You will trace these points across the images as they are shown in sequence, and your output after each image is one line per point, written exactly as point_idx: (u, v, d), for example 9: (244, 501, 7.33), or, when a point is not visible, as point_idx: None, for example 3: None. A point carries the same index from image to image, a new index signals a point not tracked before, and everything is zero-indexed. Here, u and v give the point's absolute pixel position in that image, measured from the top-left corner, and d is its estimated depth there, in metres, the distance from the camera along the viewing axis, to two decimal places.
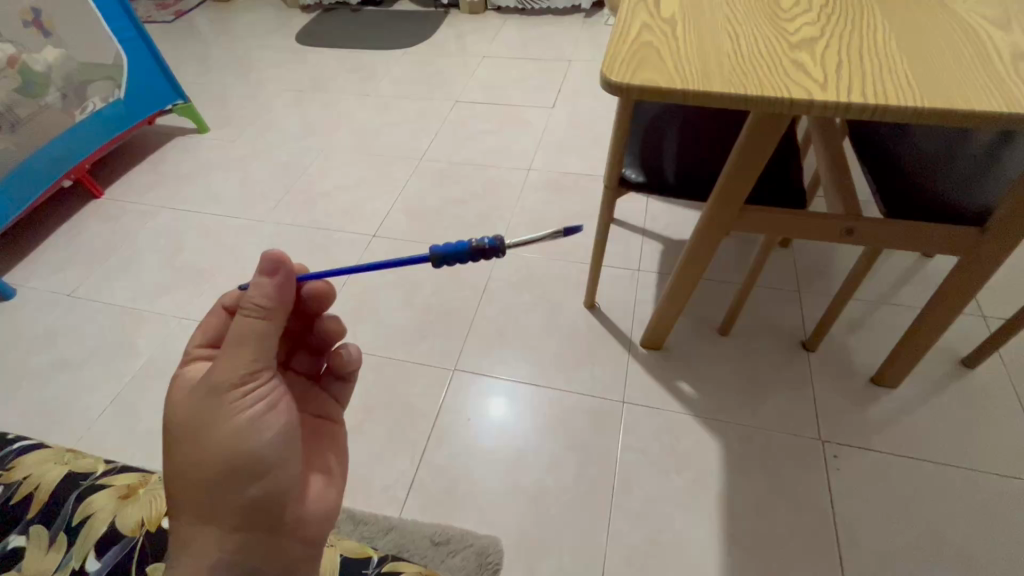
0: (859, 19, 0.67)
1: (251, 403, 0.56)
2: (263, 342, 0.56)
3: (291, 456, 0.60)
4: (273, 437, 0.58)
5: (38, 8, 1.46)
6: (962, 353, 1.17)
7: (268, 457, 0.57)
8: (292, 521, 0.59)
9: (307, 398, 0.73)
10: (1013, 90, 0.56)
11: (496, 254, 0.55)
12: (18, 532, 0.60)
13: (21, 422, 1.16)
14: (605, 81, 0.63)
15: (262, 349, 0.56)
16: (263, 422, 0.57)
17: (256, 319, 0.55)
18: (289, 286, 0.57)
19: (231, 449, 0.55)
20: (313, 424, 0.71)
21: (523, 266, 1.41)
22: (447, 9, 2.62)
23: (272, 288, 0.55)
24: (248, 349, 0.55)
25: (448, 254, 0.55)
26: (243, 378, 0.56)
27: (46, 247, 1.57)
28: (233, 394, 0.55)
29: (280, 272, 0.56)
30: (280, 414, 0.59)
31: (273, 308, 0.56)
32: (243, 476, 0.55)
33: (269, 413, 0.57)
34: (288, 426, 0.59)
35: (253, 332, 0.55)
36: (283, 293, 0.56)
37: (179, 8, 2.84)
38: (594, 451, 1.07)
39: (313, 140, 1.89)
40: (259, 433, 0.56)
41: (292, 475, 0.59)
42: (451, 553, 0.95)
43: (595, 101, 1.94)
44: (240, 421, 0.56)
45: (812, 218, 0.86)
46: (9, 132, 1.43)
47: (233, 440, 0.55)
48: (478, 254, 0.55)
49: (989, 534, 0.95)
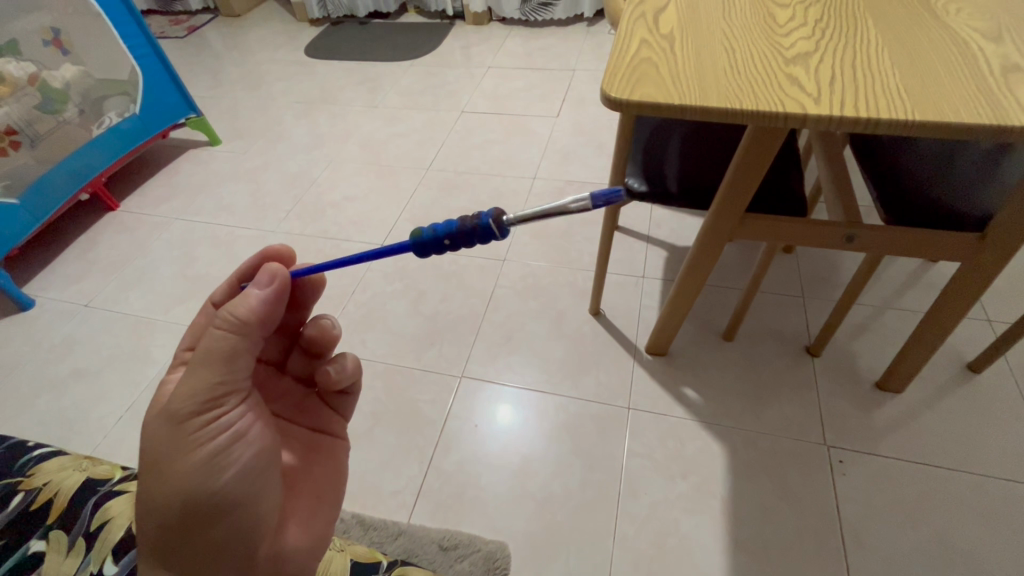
0: (853, 33, 0.68)
1: (215, 433, 0.56)
2: (226, 367, 0.56)
3: (263, 486, 0.60)
4: (240, 468, 0.57)
5: (58, 27, 1.51)
6: (968, 358, 1.17)
7: (234, 490, 0.57)
8: (266, 556, 0.59)
9: (304, 410, 0.74)
10: (1004, 102, 0.57)
11: (491, 234, 0.51)
12: (38, 537, 0.62)
13: (41, 430, 1.19)
14: (605, 96, 0.65)
15: (227, 372, 0.56)
16: (228, 455, 0.57)
17: (222, 339, 0.54)
18: (269, 300, 0.57)
19: (193, 483, 0.55)
20: (308, 438, 0.72)
21: (529, 274, 1.43)
22: (453, 20, 2.67)
23: (242, 309, 0.55)
24: (211, 371, 0.55)
25: (435, 240, 0.52)
26: (206, 404, 0.55)
27: (64, 259, 1.61)
28: (195, 422, 0.55)
29: (273, 281, 0.57)
30: (250, 442, 0.59)
31: (248, 323, 0.55)
32: (207, 510, 0.55)
33: (235, 445, 0.57)
34: (257, 456, 0.59)
35: (217, 352, 0.55)
36: (264, 308, 0.57)
37: (192, 24, 2.91)
38: (600, 457, 1.08)
39: (323, 150, 1.93)
40: (225, 464, 0.56)
41: (262, 509, 0.59)
42: (459, 558, 0.96)
43: (598, 110, 1.96)
44: (204, 451, 0.55)
45: (809, 224, 0.88)
46: (28, 148, 1.48)
47: (194, 474, 0.55)
48: (470, 235, 0.52)
49: (997, 539, 0.94)
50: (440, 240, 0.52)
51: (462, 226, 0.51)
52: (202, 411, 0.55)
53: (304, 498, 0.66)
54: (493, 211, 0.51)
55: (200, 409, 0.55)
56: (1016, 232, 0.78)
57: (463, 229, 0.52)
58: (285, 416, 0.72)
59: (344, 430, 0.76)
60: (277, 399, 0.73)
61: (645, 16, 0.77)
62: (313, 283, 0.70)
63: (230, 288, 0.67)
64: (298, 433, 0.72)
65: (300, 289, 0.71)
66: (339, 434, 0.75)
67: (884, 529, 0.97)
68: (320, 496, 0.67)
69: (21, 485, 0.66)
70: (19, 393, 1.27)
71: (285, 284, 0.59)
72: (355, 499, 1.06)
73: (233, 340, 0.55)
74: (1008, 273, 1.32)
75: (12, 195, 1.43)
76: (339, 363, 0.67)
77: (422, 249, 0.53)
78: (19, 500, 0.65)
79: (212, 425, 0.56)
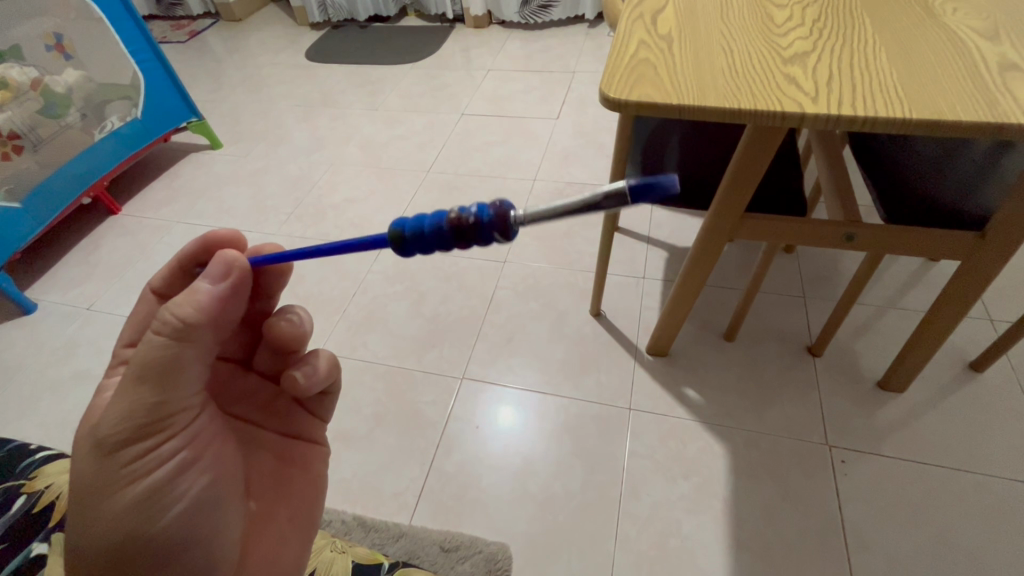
0: (849, 33, 0.69)
1: (154, 464, 0.49)
2: (164, 386, 0.48)
3: (217, 519, 0.53)
4: (187, 502, 0.51)
5: (60, 33, 1.53)
6: (970, 357, 1.17)
7: (181, 529, 0.50)
8: None
9: (274, 413, 0.65)
10: (1001, 100, 0.58)
11: (490, 233, 0.44)
12: (41, 539, 0.61)
13: (43, 432, 1.20)
14: (604, 96, 0.66)
15: (172, 390, 0.48)
16: (172, 486, 0.50)
17: (159, 351, 0.47)
18: (221, 298, 0.49)
19: (129, 524, 0.48)
20: (280, 447, 0.64)
21: (529, 275, 1.43)
22: (453, 23, 2.68)
23: (184, 312, 0.47)
24: (150, 390, 0.47)
25: (423, 234, 0.46)
26: (147, 429, 0.48)
27: (66, 262, 1.61)
28: (130, 450, 0.48)
29: (232, 273, 0.50)
30: (198, 472, 0.52)
31: (193, 328, 0.48)
32: (148, 555, 0.49)
33: (182, 474, 0.51)
34: (206, 486, 0.53)
35: (158, 367, 0.47)
36: (215, 309, 0.49)
37: (194, 29, 2.93)
38: (601, 458, 1.08)
39: (324, 153, 1.94)
40: (168, 500, 0.50)
41: (216, 544, 0.53)
42: (461, 559, 0.96)
43: (598, 112, 1.97)
44: (142, 486, 0.49)
45: (812, 221, 0.87)
46: (31, 151, 1.48)
47: (130, 513, 0.48)
48: (463, 231, 0.44)
49: (1001, 538, 0.94)
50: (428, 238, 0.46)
51: (455, 229, 0.44)
52: (139, 439, 0.48)
53: (273, 522, 0.58)
54: (497, 216, 0.43)
55: (137, 437, 0.48)
56: (1016, 231, 0.78)
57: (458, 230, 0.44)
58: (250, 419, 0.64)
59: (322, 434, 0.68)
60: (240, 401, 0.64)
61: (643, 17, 0.77)
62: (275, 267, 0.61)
63: (172, 272, 0.61)
64: (267, 440, 0.63)
65: (266, 277, 0.62)
66: (315, 438, 0.67)
67: (887, 529, 0.96)
68: (291, 520, 0.60)
69: (24, 488, 0.66)
70: (22, 396, 1.27)
71: (244, 277, 0.52)
72: (357, 500, 1.06)
73: (174, 352, 0.47)
74: (1009, 270, 1.32)
75: (14, 198, 1.44)
76: (312, 364, 0.61)
77: (407, 242, 0.46)
78: (22, 503, 0.65)
79: (153, 455, 0.49)
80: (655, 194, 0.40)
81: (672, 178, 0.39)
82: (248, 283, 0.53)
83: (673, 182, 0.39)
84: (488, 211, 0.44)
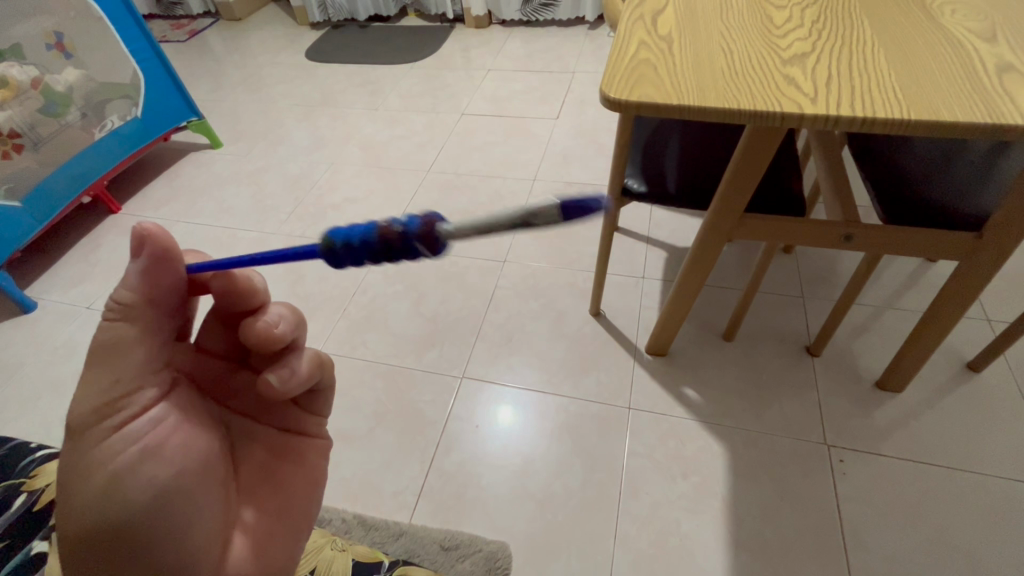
0: (848, 34, 0.69)
1: (117, 450, 0.48)
2: (117, 366, 0.49)
3: (191, 510, 0.51)
4: (154, 492, 0.49)
5: (60, 31, 1.52)
6: (967, 357, 1.18)
7: (150, 518, 0.48)
8: None
9: (268, 408, 0.62)
10: (997, 101, 0.58)
11: (416, 233, 0.39)
12: (41, 537, 0.61)
13: (43, 431, 1.20)
14: (604, 97, 0.66)
15: (123, 368, 0.50)
16: (136, 474, 0.48)
17: (104, 334, 0.49)
18: (152, 272, 0.50)
19: (97, 511, 0.47)
20: (274, 440, 0.61)
21: (529, 274, 1.43)
22: (453, 23, 2.68)
23: (121, 291, 0.49)
24: (105, 370, 0.49)
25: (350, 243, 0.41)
26: (108, 409, 0.49)
27: (66, 261, 1.62)
28: (95, 433, 0.48)
29: (144, 245, 0.49)
30: (167, 458, 0.50)
31: (131, 308, 0.49)
32: (119, 544, 0.47)
33: (146, 463, 0.49)
34: (175, 475, 0.50)
35: (110, 345, 0.49)
36: (152, 287, 0.50)
37: (194, 28, 2.94)
38: (599, 457, 1.08)
39: (324, 152, 1.94)
40: (133, 485, 0.48)
41: (191, 536, 0.50)
42: (461, 557, 0.97)
43: (598, 112, 1.98)
44: (106, 471, 0.48)
45: (807, 224, 0.88)
46: (31, 151, 1.48)
47: (98, 499, 0.47)
48: (385, 236, 0.40)
49: (998, 537, 0.95)
50: (361, 255, 0.41)
51: (382, 237, 0.40)
52: (101, 420, 0.49)
53: (261, 516, 0.56)
54: (420, 227, 0.39)
55: (98, 417, 0.48)
56: (1013, 232, 0.79)
57: (384, 241, 0.40)
58: (246, 413, 0.61)
59: (321, 428, 0.66)
60: (239, 396, 0.61)
61: (643, 17, 0.77)
62: (228, 272, 0.55)
63: None
64: (261, 434, 0.61)
65: (231, 294, 0.57)
66: (313, 433, 0.64)
67: (885, 528, 0.97)
68: (279, 514, 0.57)
69: (25, 486, 0.66)
70: (23, 395, 1.27)
71: (164, 249, 0.50)
72: (357, 499, 1.06)
73: (114, 331, 0.49)
74: (1007, 271, 1.33)
75: (15, 198, 1.44)
76: (291, 367, 0.56)
77: (335, 252, 0.41)
78: (23, 502, 0.64)
79: (117, 436, 0.49)
80: (582, 213, 0.37)
81: (596, 200, 0.38)
82: (174, 264, 0.51)
83: (603, 203, 0.38)
84: (416, 223, 0.40)
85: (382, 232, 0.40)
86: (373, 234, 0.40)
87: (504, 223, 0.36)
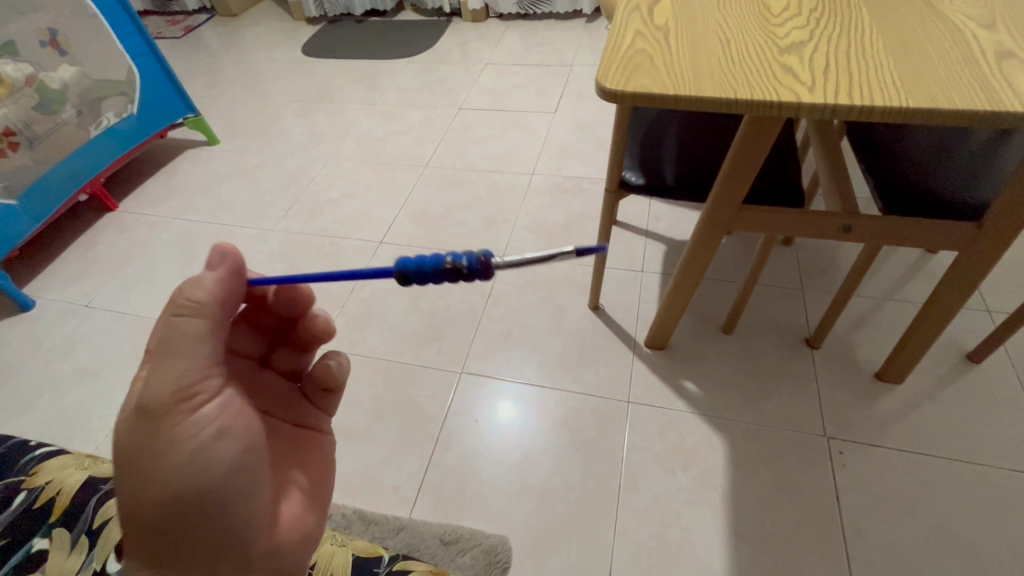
0: (845, 23, 0.68)
1: (194, 429, 0.50)
2: (196, 353, 0.50)
3: (252, 484, 0.53)
4: (227, 467, 0.51)
5: (54, 28, 1.51)
6: (967, 348, 1.18)
7: (222, 490, 0.50)
8: (262, 550, 0.53)
9: (287, 403, 0.65)
10: (996, 88, 0.58)
11: (480, 276, 0.45)
12: (41, 534, 0.61)
13: (42, 429, 1.20)
14: (600, 88, 0.65)
15: (194, 355, 0.50)
16: (211, 451, 0.50)
17: (179, 326, 0.49)
18: (227, 282, 0.52)
19: (174, 484, 0.48)
20: (292, 434, 0.64)
21: (528, 269, 1.43)
22: (450, 17, 2.66)
23: (205, 288, 0.51)
24: (182, 359, 0.49)
25: (421, 273, 0.45)
26: (184, 390, 0.49)
27: (63, 259, 1.61)
28: (174, 416, 0.49)
29: (223, 260, 0.53)
30: (234, 438, 0.52)
31: (205, 305, 0.50)
32: (194, 512, 0.49)
33: (218, 440, 0.51)
34: (243, 452, 0.52)
35: (185, 337, 0.50)
36: (223, 289, 0.52)
37: (188, 24, 2.92)
38: (599, 449, 1.09)
39: (321, 148, 1.93)
40: (210, 460, 0.50)
41: (253, 505, 0.53)
42: (462, 552, 0.97)
43: (596, 105, 1.97)
44: (186, 448, 0.49)
45: (809, 215, 0.87)
46: (27, 148, 1.48)
47: (177, 474, 0.48)
48: (456, 275, 0.45)
49: (997, 527, 0.95)
50: (426, 279, 0.45)
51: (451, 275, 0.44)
52: (179, 403, 0.49)
53: (296, 489, 0.59)
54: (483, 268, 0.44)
55: (177, 400, 0.49)
56: (1012, 222, 0.78)
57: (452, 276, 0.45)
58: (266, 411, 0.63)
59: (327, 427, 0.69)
60: (263, 393, 0.64)
61: (639, 7, 0.77)
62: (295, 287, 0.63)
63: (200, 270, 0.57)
64: (281, 428, 0.63)
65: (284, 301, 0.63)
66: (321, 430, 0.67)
67: (884, 519, 0.97)
68: (312, 489, 0.60)
69: (24, 484, 0.66)
70: (21, 394, 1.27)
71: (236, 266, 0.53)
72: (357, 494, 1.06)
73: (193, 323, 0.50)
74: (1006, 261, 1.33)
75: (12, 195, 1.43)
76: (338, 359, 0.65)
77: (405, 279, 0.45)
78: (23, 499, 0.64)
79: (193, 419, 0.50)
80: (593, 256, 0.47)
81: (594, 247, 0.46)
82: (243, 270, 0.55)
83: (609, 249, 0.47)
84: (476, 262, 0.44)
85: (450, 267, 0.44)
86: (438, 268, 0.45)
87: (551, 258, 0.46)
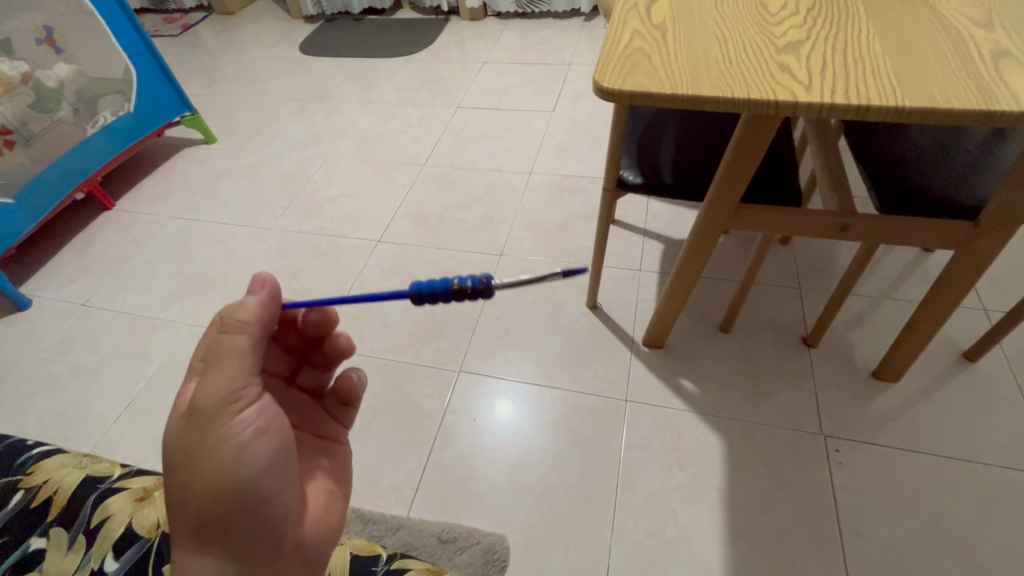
0: (842, 22, 0.69)
1: (240, 429, 0.51)
2: (243, 359, 0.52)
3: (286, 483, 0.54)
4: (267, 466, 0.52)
5: (50, 26, 1.50)
6: (963, 346, 1.18)
7: (262, 487, 0.51)
8: (292, 546, 0.54)
9: (310, 416, 0.68)
10: (992, 87, 0.58)
11: (482, 295, 0.51)
12: (39, 534, 0.61)
13: (38, 428, 1.20)
14: (598, 87, 0.65)
15: (243, 362, 0.52)
16: (253, 449, 0.51)
17: (230, 335, 0.52)
18: (268, 307, 0.55)
19: (219, 479, 0.49)
20: (315, 444, 0.66)
21: (525, 267, 1.43)
22: (448, 15, 2.66)
23: (253, 308, 0.54)
24: (231, 364, 0.51)
25: (430, 294, 0.52)
26: (231, 394, 0.51)
27: (60, 258, 1.61)
28: (222, 416, 0.50)
29: (263, 287, 0.55)
30: (275, 438, 0.53)
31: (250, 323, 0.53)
32: (236, 506, 0.50)
33: (260, 439, 0.52)
34: (281, 452, 0.54)
35: (235, 346, 0.52)
36: (264, 313, 0.55)
37: (185, 22, 2.92)
38: (596, 447, 1.09)
39: (318, 147, 1.93)
40: (253, 458, 0.51)
41: (286, 504, 0.54)
42: (459, 550, 0.97)
43: (594, 104, 1.96)
44: (232, 446, 0.50)
45: (806, 215, 0.87)
46: (23, 146, 1.47)
47: (223, 470, 0.50)
48: (462, 295, 0.51)
49: (993, 525, 0.95)
50: (436, 299, 0.52)
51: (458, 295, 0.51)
52: (226, 405, 0.51)
53: (322, 492, 0.60)
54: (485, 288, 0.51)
55: (225, 402, 0.50)
56: (1008, 220, 0.79)
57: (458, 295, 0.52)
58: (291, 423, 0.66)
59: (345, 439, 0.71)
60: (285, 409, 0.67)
61: (636, 6, 0.77)
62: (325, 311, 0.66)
63: None
64: (304, 438, 0.65)
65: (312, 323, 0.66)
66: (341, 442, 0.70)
67: (881, 517, 0.97)
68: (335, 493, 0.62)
69: (22, 482, 0.66)
70: (18, 393, 1.27)
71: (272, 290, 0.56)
72: (355, 493, 1.06)
73: (242, 334, 0.52)
74: (1002, 260, 1.33)
75: (8, 194, 1.43)
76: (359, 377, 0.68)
77: (417, 299, 0.52)
78: (20, 498, 0.64)
79: (239, 420, 0.51)
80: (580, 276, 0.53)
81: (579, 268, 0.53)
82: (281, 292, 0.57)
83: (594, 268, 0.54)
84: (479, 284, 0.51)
85: (456, 288, 0.51)
86: (446, 289, 0.51)
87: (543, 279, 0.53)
